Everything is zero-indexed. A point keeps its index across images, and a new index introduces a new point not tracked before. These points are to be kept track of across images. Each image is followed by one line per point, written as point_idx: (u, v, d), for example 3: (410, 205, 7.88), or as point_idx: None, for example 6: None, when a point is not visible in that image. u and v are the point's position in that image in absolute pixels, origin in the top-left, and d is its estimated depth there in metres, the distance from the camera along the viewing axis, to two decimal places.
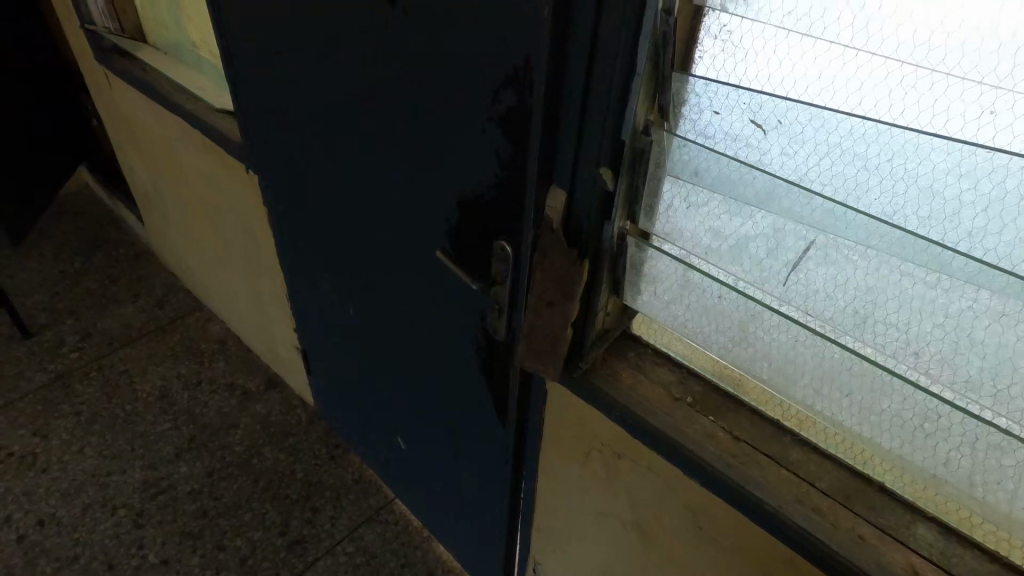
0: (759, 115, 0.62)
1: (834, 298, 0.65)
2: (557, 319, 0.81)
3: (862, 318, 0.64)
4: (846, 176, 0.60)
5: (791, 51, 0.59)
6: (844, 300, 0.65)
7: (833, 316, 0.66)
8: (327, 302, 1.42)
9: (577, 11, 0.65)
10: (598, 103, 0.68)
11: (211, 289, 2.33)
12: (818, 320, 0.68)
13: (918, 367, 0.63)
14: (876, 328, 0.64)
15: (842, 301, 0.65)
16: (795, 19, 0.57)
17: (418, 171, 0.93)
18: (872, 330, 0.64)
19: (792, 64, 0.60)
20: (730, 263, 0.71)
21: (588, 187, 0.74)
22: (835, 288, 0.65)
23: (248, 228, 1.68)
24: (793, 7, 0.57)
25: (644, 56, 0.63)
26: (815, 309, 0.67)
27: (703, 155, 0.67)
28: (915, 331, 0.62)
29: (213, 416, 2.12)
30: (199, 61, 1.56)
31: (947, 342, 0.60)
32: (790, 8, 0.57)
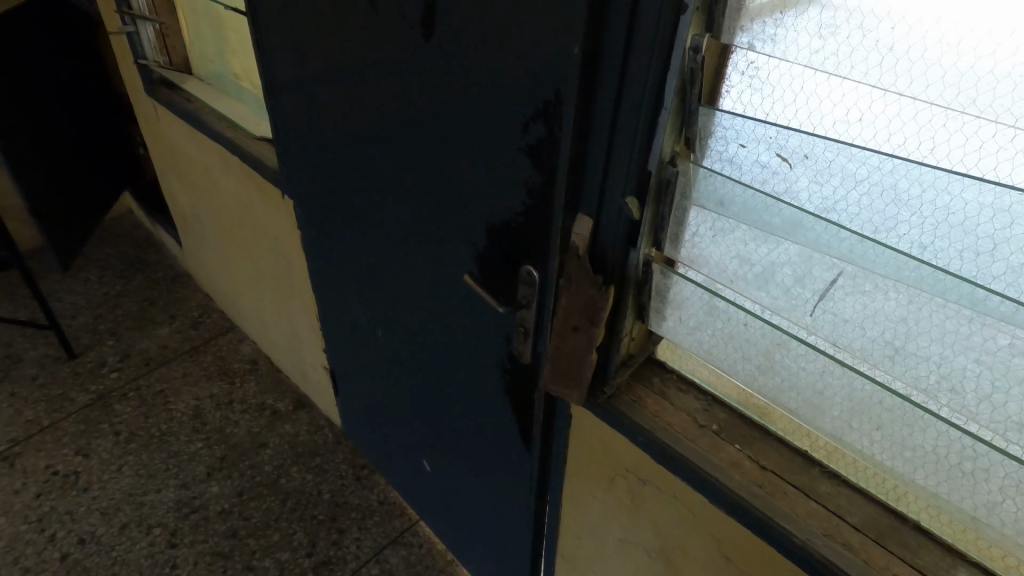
0: (783, 148, 0.63)
1: (864, 330, 0.65)
2: (582, 344, 0.82)
3: (895, 351, 0.64)
4: (874, 209, 0.60)
5: (817, 89, 0.60)
6: (875, 332, 0.64)
7: (864, 347, 0.65)
8: (356, 325, 1.46)
9: (606, 47, 0.67)
10: (625, 135, 0.70)
11: (244, 310, 2.41)
12: (848, 351, 0.67)
13: (955, 404, 0.62)
14: (910, 363, 0.63)
15: (873, 333, 0.64)
16: (823, 57, 0.58)
17: (448, 198, 0.95)
18: (904, 364, 0.63)
19: (819, 100, 0.60)
20: (757, 292, 0.71)
21: (613, 215, 0.75)
22: (865, 319, 0.64)
23: (283, 254, 1.74)
24: (821, 46, 0.58)
25: (672, 91, 0.65)
26: (844, 340, 0.66)
27: (729, 186, 0.68)
28: (949, 366, 0.61)
29: (244, 435, 2.17)
30: (241, 91, 1.63)
31: (985, 382, 0.59)
32: (818, 46, 0.58)
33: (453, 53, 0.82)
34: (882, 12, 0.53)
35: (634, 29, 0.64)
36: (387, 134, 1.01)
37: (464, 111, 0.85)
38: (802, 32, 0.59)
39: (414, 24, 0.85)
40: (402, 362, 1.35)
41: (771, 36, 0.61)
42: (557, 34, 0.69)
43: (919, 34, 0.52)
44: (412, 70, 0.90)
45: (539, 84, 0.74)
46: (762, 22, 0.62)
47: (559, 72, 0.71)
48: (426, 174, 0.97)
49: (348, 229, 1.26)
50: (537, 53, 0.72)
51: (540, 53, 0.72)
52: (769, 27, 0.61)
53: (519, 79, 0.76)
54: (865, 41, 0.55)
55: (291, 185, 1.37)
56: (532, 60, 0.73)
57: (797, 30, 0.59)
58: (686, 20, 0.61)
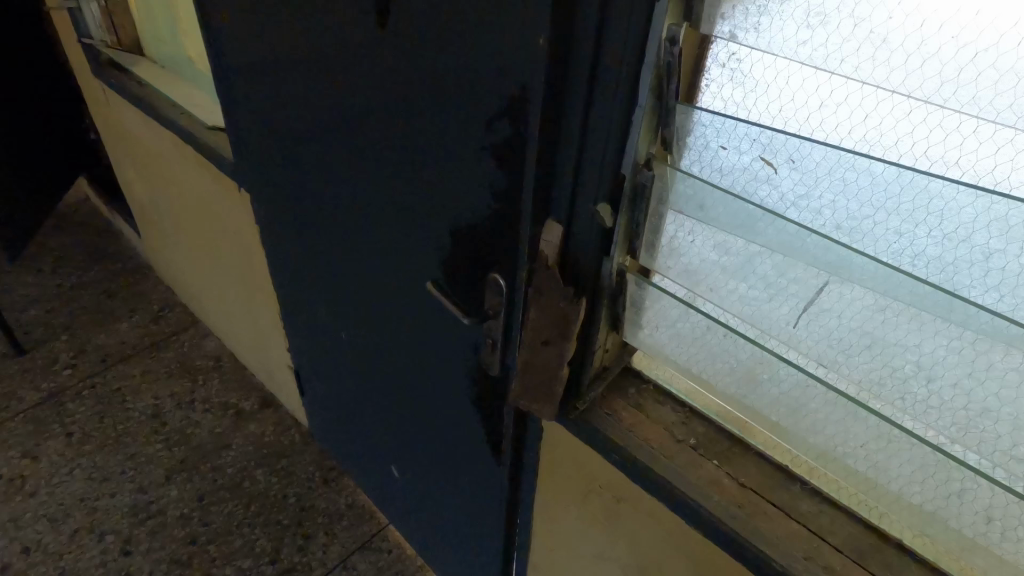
0: (768, 151, 0.59)
1: (850, 344, 0.62)
2: (553, 358, 0.76)
3: (879, 365, 0.61)
4: (861, 218, 0.56)
5: (803, 85, 0.56)
6: (858, 347, 0.61)
7: (846, 362, 0.62)
8: (320, 326, 1.38)
9: (577, 36, 0.61)
10: (598, 133, 0.64)
11: (206, 304, 2.30)
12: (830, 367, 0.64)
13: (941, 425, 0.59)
14: (897, 380, 0.60)
15: (856, 347, 0.61)
16: (811, 49, 0.54)
17: (411, 197, 0.88)
18: (888, 378, 0.61)
19: (806, 96, 0.56)
20: (736, 302, 0.67)
21: (584, 220, 0.69)
22: (850, 333, 0.61)
23: (243, 247, 1.64)
24: (809, 37, 0.53)
25: (647, 89, 0.60)
26: (826, 354, 0.63)
27: (708, 191, 0.63)
28: (935, 383, 0.58)
29: (206, 436, 2.08)
30: (197, 76, 1.52)
31: (973, 399, 0.56)
32: (806, 37, 0.54)
33: (411, 38, 0.74)
34: None
35: (606, 19, 0.58)
36: (346, 126, 0.93)
37: (426, 102, 0.78)
38: (788, 20, 0.54)
39: (368, 8, 0.78)
40: (369, 367, 1.28)
41: (754, 25, 0.56)
42: (523, 19, 0.62)
43: (915, 24, 0.48)
44: (370, 58, 0.82)
45: (502, 74, 0.67)
46: (743, 9, 0.57)
47: (525, 62, 0.64)
48: (388, 171, 0.90)
49: (308, 227, 1.18)
50: (501, 39, 0.66)
51: (504, 40, 0.65)
52: (751, 16, 0.56)
53: (483, 68, 0.69)
54: (856, 31, 0.50)
55: (248, 177, 1.28)
56: (495, 46, 0.66)
57: (783, 19, 0.54)
58: (660, 8, 0.55)
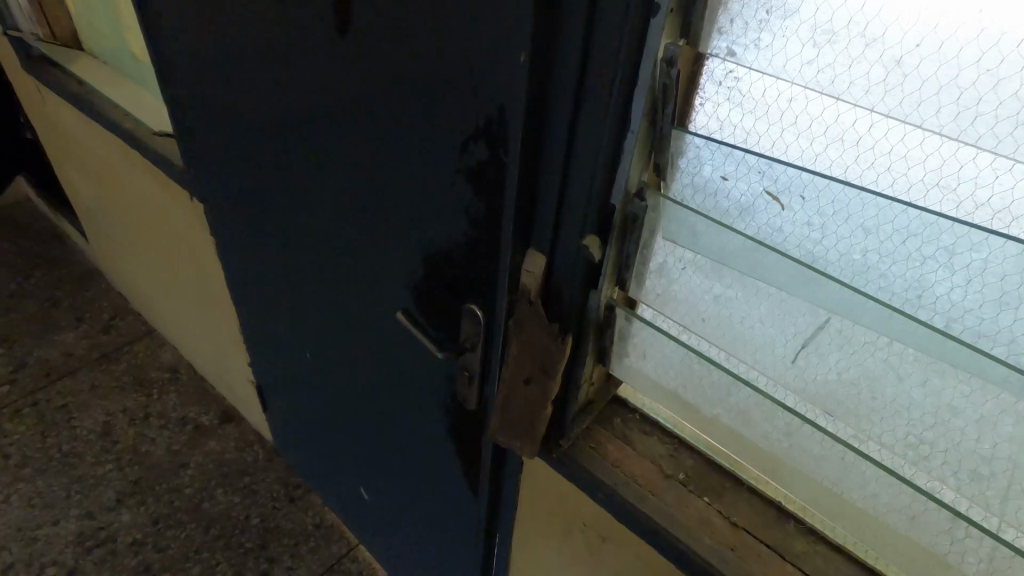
0: (775, 183, 0.54)
1: (853, 388, 0.57)
2: (537, 397, 0.71)
3: (875, 411, 0.57)
4: (862, 256, 0.52)
5: (808, 108, 0.51)
6: (854, 392, 0.57)
7: (841, 407, 0.58)
8: (284, 344, 1.30)
9: (560, 50, 0.54)
10: (585, 159, 0.58)
11: (161, 314, 2.16)
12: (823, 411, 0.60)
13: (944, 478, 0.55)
14: (900, 427, 0.56)
15: (852, 392, 0.57)
16: (816, 70, 0.49)
17: (379, 217, 0.81)
18: (885, 426, 0.57)
19: (808, 121, 0.52)
20: (732, 339, 0.63)
21: (569, 251, 0.63)
22: (855, 377, 0.57)
23: (198, 258, 1.53)
24: (815, 57, 0.49)
25: (640, 112, 0.54)
26: (819, 398, 0.59)
27: (699, 222, 0.58)
28: (935, 434, 0.54)
29: (161, 454, 1.95)
30: (141, 73, 1.40)
31: (974, 454, 0.52)
32: (811, 57, 0.49)
33: (376, 45, 0.67)
34: (891, 18, 0.44)
35: (594, 36, 0.52)
36: (307, 137, 0.85)
37: (394, 116, 0.70)
38: (792, 37, 0.49)
39: (327, 12, 0.70)
40: (337, 389, 1.20)
41: (754, 41, 0.52)
42: (500, 29, 0.56)
43: (933, 47, 0.43)
44: (331, 66, 0.74)
45: (476, 89, 0.60)
46: (742, 24, 0.52)
47: (503, 76, 0.58)
48: (353, 188, 0.82)
49: (269, 242, 1.10)
50: (473, 49, 0.59)
51: (478, 51, 0.58)
52: (751, 32, 0.51)
53: (454, 81, 0.62)
54: (868, 51, 0.46)
55: (201, 187, 1.18)
56: (468, 58, 0.59)
57: (786, 37, 0.50)
58: (656, 24, 0.50)
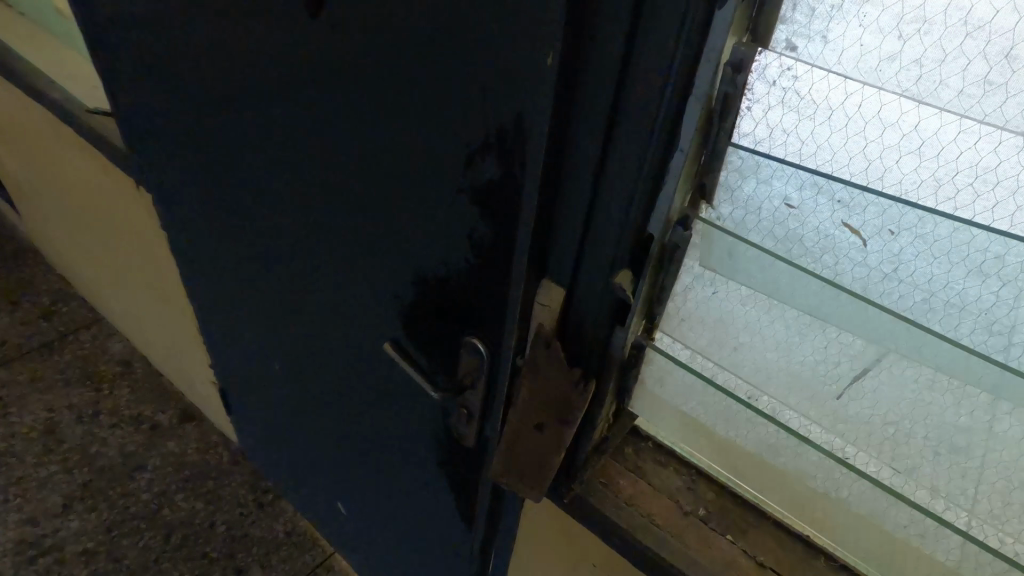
0: (856, 219, 0.49)
1: (916, 425, 0.54)
2: (550, 442, 0.62)
3: (920, 439, 0.54)
4: (921, 284, 0.48)
5: (882, 115, 0.45)
6: (898, 419, 0.55)
7: (884, 434, 0.56)
8: (251, 349, 1.17)
9: (596, 44, 0.43)
10: (620, 179, 0.47)
11: (110, 303, 1.98)
12: (863, 438, 0.57)
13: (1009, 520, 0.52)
14: (966, 466, 0.53)
15: (896, 420, 0.55)
16: (899, 65, 0.43)
17: (361, 225, 0.69)
18: (930, 454, 0.54)
19: (883, 128, 0.45)
20: (787, 371, 0.59)
21: (593, 284, 0.53)
22: (920, 413, 0.54)
23: (146, 246, 1.34)
24: (900, 50, 0.42)
25: (693, 124, 0.44)
26: (860, 425, 0.57)
27: (739, 245, 0.55)
28: (984, 466, 0.52)
29: (114, 456, 1.81)
30: (71, 33, 1.22)
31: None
32: (895, 50, 0.43)
33: (362, 19, 0.54)
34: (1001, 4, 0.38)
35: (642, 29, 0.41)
36: (282, 123, 0.72)
37: (380, 109, 0.58)
38: (870, 29, 0.43)
39: None
40: (311, 402, 1.09)
41: (824, 30, 0.45)
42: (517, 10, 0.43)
43: None
44: (310, 40, 0.61)
45: (480, 88, 0.48)
46: (811, 9, 0.45)
47: (518, 74, 0.46)
48: (332, 188, 0.70)
49: (234, 241, 0.97)
50: (480, 35, 0.46)
51: (486, 38, 0.46)
52: (819, 21, 0.44)
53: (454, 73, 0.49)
54: (967, 44, 0.40)
55: (149, 175, 1.03)
56: (472, 46, 0.47)
57: (864, 28, 0.43)
58: (722, 18, 0.39)
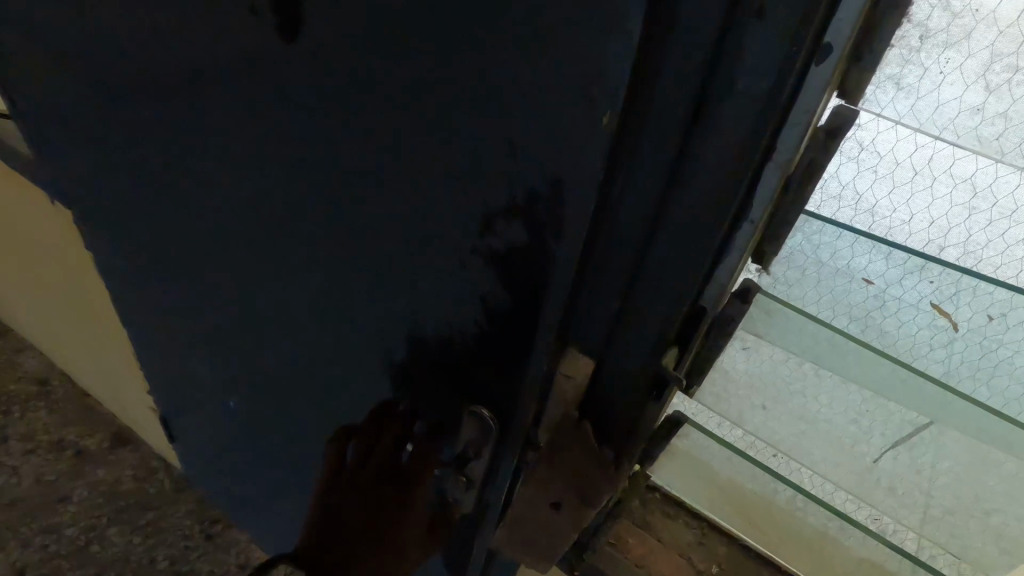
0: (948, 303, 0.47)
1: (973, 506, 0.53)
2: (569, 522, 0.55)
3: (963, 501, 0.53)
4: (977, 348, 0.48)
5: (953, 169, 0.43)
6: (941, 484, 0.53)
7: (925, 497, 0.54)
8: (180, 394, 0.99)
9: (659, 97, 0.35)
10: (675, 249, 0.41)
11: (17, 316, 1.73)
12: (902, 504, 0.55)
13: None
14: (1003, 530, 0.52)
15: (938, 485, 0.53)
16: (982, 118, 0.40)
17: (331, 272, 0.57)
18: (971, 515, 0.53)
19: (955, 183, 0.43)
20: (842, 449, 0.56)
21: (631, 354, 0.47)
22: (962, 484, 0.52)
23: (66, 258, 1.13)
24: (983, 103, 0.39)
25: (769, 193, 0.38)
26: (901, 489, 0.55)
27: (786, 313, 0.50)
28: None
29: (32, 487, 1.59)
30: None
31: None
32: (977, 102, 0.40)
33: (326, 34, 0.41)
34: None
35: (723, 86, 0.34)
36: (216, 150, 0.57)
37: (357, 147, 0.46)
38: (950, 77, 0.39)
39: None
40: (259, 452, 0.93)
41: (898, 76, 0.41)
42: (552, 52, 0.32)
43: None
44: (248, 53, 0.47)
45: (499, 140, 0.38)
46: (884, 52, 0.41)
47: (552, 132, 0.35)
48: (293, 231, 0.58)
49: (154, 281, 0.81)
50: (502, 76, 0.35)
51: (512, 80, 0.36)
52: (890, 64, 0.40)
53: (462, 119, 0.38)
54: None
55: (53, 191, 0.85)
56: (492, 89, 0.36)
57: (943, 76, 0.40)
58: (819, 74, 0.33)
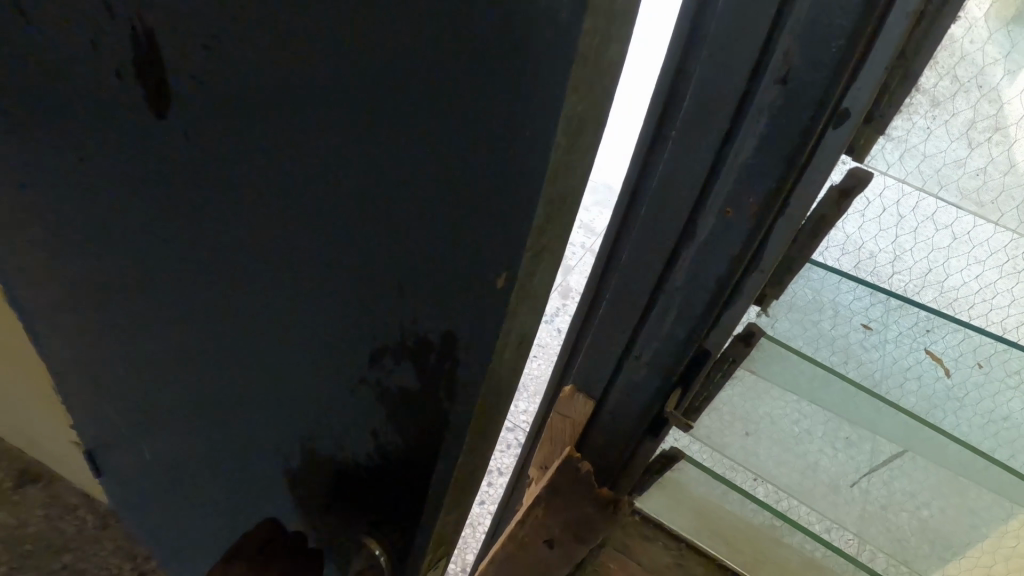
0: (939, 344, 0.45)
1: (936, 521, 0.54)
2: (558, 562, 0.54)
3: (915, 517, 0.55)
4: (942, 389, 0.48)
5: (936, 216, 0.44)
6: (900, 503, 0.54)
7: (883, 514, 0.56)
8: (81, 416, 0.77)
9: (683, 149, 0.39)
10: (686, 290, 0.42)
11: None
12: (861, 519, 0.57)
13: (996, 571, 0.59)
14: (946, 537, 0.55)
15: (897, 504, 0.54)
16: (965, 174, 0.40)
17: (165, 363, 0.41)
18: (921, 528, 0.55)
19: (934, 229, 0.45)
20: (820, 478, 0.56)
21: (636, 387, 0.48)
22: (917, 504, 0.54)
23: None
24: (966, 158, 0.40)
25: (776, 246, 0.38)
26: (862, 507, 0.56)
27: (773, 350, 0.48)
28: (965, 535, 0.54)
29: None
30: None
31: (990, 542, 0.55)
32: (962, 158, 0.40)
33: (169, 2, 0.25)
34: None
35: (743, 141, 0.36)
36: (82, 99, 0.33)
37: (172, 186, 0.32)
38: (939, 130, 0.39)
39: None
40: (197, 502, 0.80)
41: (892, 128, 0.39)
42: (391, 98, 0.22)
43: None
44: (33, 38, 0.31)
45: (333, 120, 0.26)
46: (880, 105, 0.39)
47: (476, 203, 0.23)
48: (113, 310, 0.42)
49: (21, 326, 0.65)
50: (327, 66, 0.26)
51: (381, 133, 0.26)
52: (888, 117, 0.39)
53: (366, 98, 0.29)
54: None
55: None
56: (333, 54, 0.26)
57: (931, 129, 0.39)
58: (832, 141, 0.33)
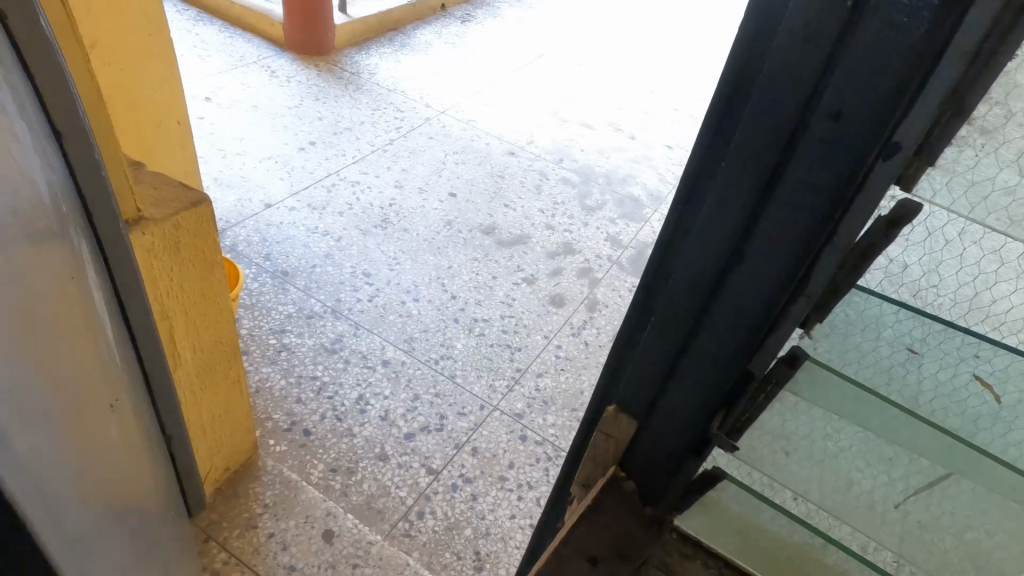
0: (986, 367, 0.44)
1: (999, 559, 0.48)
2: None
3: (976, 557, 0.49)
4: (993, 413, 0.45)
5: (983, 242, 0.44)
6: (951, 537, 0.49)
7: (938, 550, 0.50)
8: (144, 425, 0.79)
9: (732, 176, 0.40)
10: (731, 311, 0.44)
11: None
12: (909, 557, 0.51)
13: None
14: None
15: (948, 537, 0.49)
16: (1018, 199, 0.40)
17: None
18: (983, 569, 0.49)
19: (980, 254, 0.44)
20: (860, 501, 0.52)
21: (680, 407, 0.49)
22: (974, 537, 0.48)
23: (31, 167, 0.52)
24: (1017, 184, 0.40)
25: (824, 270, 0.39)
26: (909, 540, 0.50)
27: (812, 372, 0.46)
28: None
29: None
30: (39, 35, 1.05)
31: None
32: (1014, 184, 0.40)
33: None
34: None
35: (793, 169, 0.37)
36: None
37: None
38: (984, 159, 0.40)
39: None
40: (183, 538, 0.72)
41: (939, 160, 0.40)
42: None
43: None
44: None
45: None
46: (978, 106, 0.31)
47: None
48: None
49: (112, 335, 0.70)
50: None
51: None
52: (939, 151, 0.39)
53: None
54: None
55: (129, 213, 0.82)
56: None
57: (976, 159, 0.40)
58: (883, 172, 0.34)
